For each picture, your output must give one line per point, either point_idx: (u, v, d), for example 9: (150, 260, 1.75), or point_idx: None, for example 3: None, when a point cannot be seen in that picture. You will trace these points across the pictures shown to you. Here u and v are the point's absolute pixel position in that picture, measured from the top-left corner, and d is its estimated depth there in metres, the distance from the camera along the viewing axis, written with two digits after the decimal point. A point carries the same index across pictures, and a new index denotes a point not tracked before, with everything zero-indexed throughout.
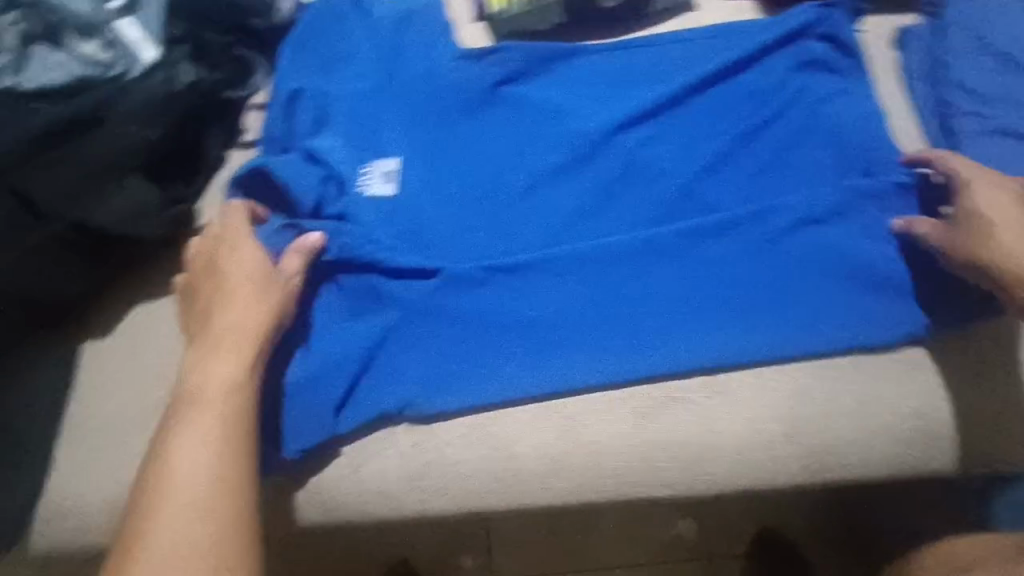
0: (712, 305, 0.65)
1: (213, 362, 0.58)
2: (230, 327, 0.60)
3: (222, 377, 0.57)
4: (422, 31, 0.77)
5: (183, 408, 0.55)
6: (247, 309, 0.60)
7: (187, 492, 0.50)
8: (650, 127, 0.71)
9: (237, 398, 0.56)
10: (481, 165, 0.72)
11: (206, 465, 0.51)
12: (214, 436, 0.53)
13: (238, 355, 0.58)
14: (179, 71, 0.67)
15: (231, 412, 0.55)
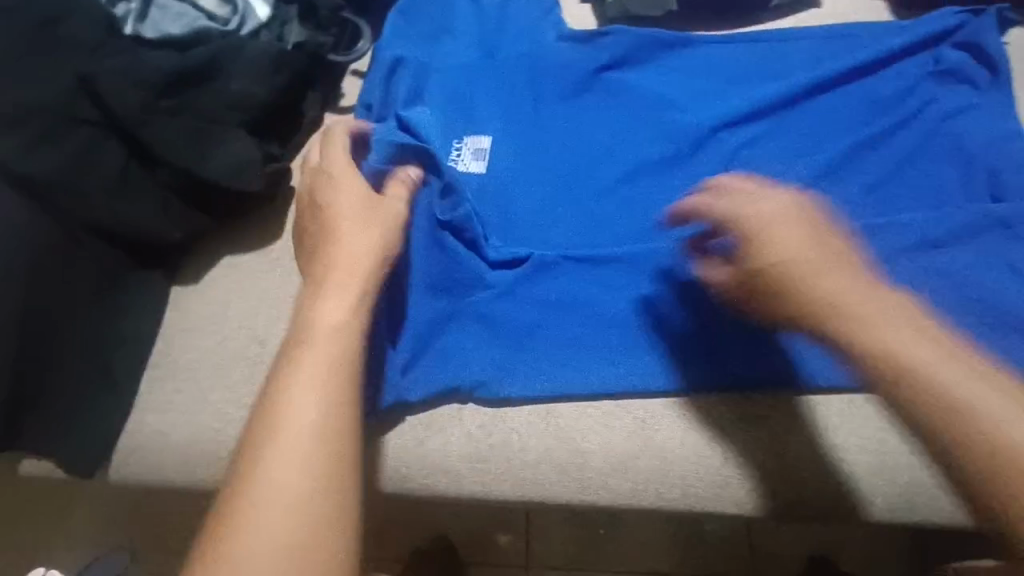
0: None
1: (330, 296, 0.52)
2: (346, 260, 0.54)
3: (339, 313, 0.51)
4: (530, 10, 0.76)
5: (300, 341, 0.49)
6: (362, 243, 0.55)
7: (300, 437, 0.45)
8: (757, 127, 0.68)
9: (350, 337, 0.50)
10: (578, 151, 0.71)
11: (315, 405, 0.46)
12: (324, 376, 0.47)
13: (355, 291, 0.52)
14: (286, 29, 0.72)
15: (344, 352, 0.49)
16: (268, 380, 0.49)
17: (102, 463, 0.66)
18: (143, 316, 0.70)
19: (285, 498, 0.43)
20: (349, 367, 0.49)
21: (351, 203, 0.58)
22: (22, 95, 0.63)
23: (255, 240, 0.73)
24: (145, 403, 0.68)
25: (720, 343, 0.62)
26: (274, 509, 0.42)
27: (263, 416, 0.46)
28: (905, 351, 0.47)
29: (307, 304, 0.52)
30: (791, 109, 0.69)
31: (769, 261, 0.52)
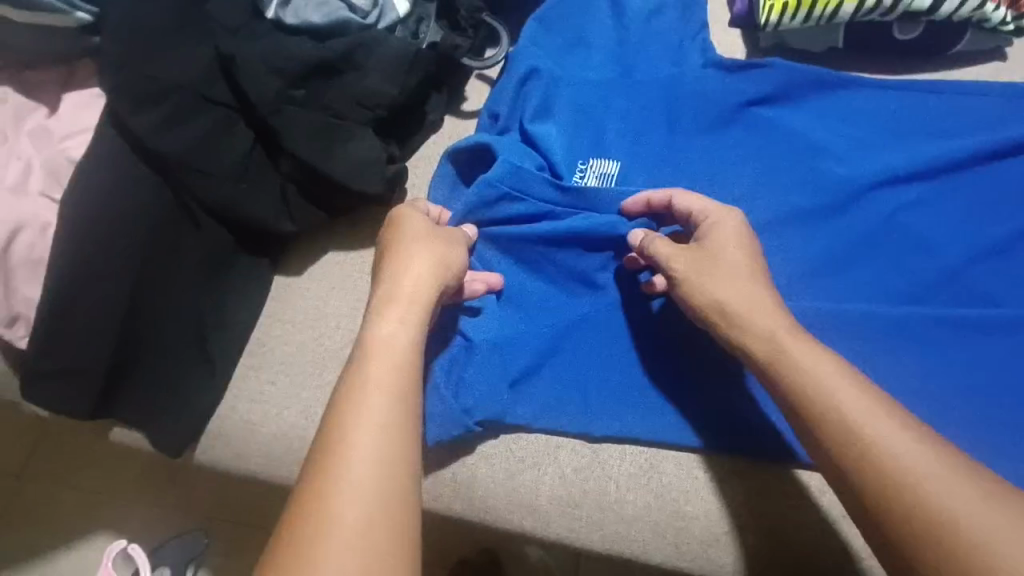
0: (964, 412, 0.55)
1: (389, 317, 0.49)
2: (407, 285, 0.51)
3: (398, 334, 0.48)
4: (675, 31, 0.71)
5: (355, 367, 0.46)
6: (423, 263, 0.52)
7: (358, 464, 0.41)
8: (920, 189, 0.62)
9: (408, 357, 0.47)
10: (712, 188, 0.65)
11: (380, 431, 0.43)
12: (387, 399, 0.44)
13: (416, 313, 0.50)
14: (423, 26, 0.70)
15: (405, 371, 0.46)
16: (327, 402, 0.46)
17: (192, 443, 0.66)
18: (246, 303, 0.69)
19: (352, 531, 0.39)
20: (410, 391, 0.46)
21: (415, 232, 0.55)
22: (155, 66, 0.61)
23: (362, 240, 0.72)
24: (237, 390, 0.68)
25: None
26: (346, 544, 0.39)
27: (326, 449, 0.42)
28: (880, 460, 0.42)
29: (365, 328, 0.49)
30: (961, 173, 0.62)
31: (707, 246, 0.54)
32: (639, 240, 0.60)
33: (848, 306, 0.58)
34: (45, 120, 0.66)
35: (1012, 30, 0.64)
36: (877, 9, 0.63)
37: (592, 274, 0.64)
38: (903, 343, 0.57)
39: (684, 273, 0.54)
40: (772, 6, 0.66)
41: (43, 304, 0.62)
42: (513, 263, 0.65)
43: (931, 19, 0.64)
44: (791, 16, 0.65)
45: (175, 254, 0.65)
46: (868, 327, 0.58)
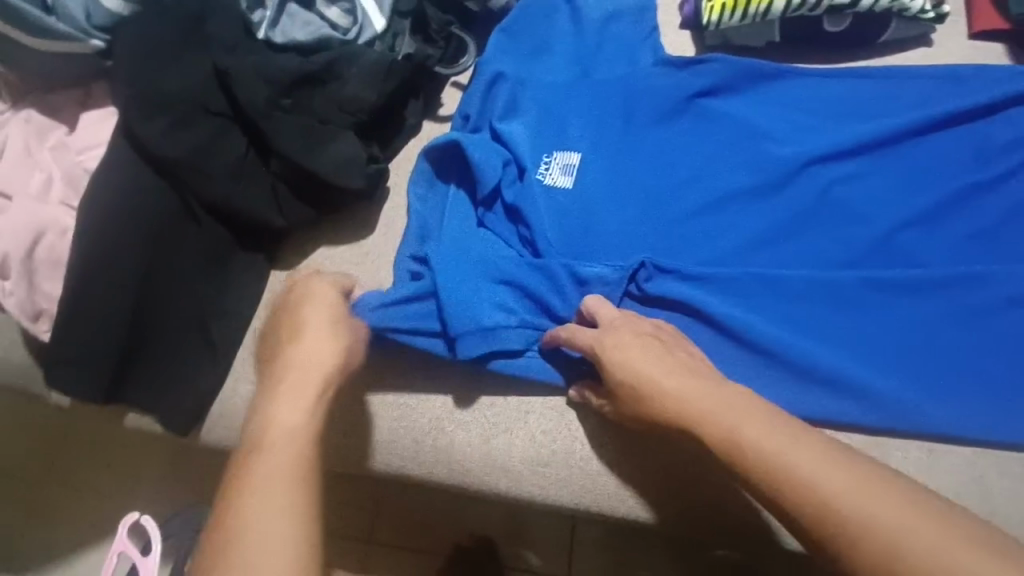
0: (892, 355, 0.60)
1: (286, 402, 0.53)
2: (301, 376, 0.54)
3: (293, 419, 0.52)
4: (629, 31, 0.78)
5: (252, 454, 0.50)
6: (322, 348, 0.56)
7: (258, 551, 0.45)
8: (851, 166, 0.67)
9: (303, 442, 0.51)
10: (664, 173, 0.71)
11: (276, 515, 0.47)
12: (286, 482, 0.48)
13: (312, 397, 0.54)
14: (399, 40, 0.77)
15: (301, 456, 0.50)
16: (224, 489, 0.49)
17: (198, 423, 0.73)
18: (243, 295, 0.75)
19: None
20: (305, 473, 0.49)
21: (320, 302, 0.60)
22: (160, 82, 0.69)
23: (350, 233, 0.79)
24: (238, 375, 0.74)
25: (802, 380, 0.60)
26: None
27: (236, 531, 0.46)
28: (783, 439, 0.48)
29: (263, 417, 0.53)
30: (890, 148, 0.67)
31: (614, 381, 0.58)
32: (578, 395, 0.64)
33: (787, 272, 0.63)
34: (65, 136, 0.74)
35: (933, 17, 0.70)
36: (805, 5, 0.70)
37: (560, 242, 0.70)
38: (837, 303, 0.62)
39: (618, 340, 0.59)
40: (712, 7, 0.72)
41: (63, 301, 0.69)
42: (491, 232, 0.72)
43: (855, 12, 0.70)
44: (729, 14, 0.72)
45: (175, 248, 0.72)
46: (804, 291, 0.63)
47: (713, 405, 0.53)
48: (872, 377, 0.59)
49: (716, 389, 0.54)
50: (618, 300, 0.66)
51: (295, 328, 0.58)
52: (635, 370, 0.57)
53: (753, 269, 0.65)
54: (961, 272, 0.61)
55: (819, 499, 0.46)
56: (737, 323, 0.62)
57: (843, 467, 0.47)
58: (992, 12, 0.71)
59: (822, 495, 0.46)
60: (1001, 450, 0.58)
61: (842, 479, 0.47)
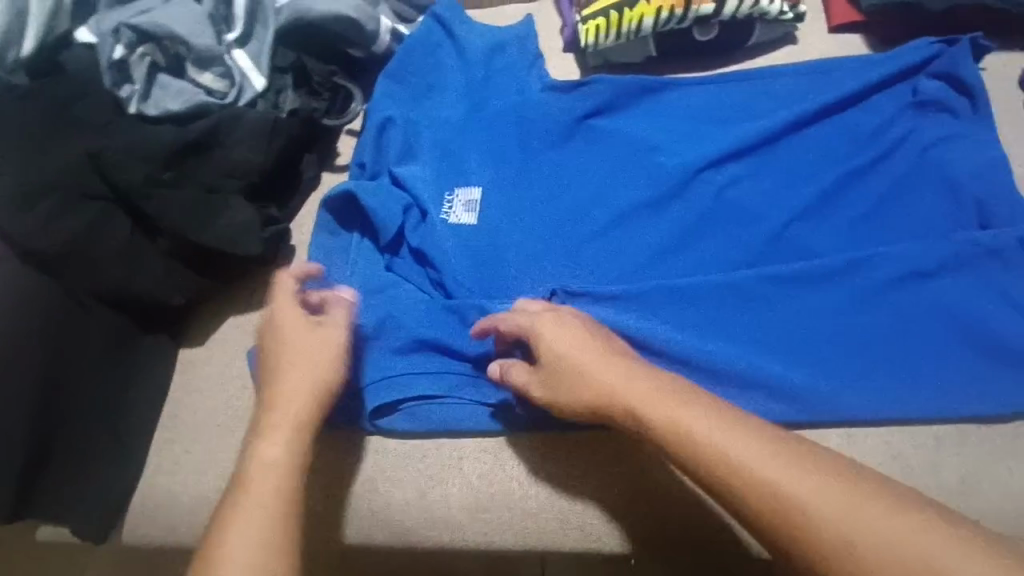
0: (801, 348, 0.62)
1: (270, 440, 0.53)
2: (282, 417, 0.54)
3: (279, 454, 0.52)
4: (513, 60, 0.79)
5: (235, 497, 0.49)
6: (304, 382, 0.57)
7: None
8: (739, 167, 0.70)
9: (284, 484, 0.50)
10: (563, 197, 0.72)
11: (259, 556, 0.46)
12: (263, 524, 0.47)
13: (295, 433, 0.54)
14: (281, 97, 0.76)
15: (281, 499, 0.49)
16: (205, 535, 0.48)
17: (118, 522, 0.67)
18: (152, 379, 0.71)
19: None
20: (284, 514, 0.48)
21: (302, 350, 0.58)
22: (31, 175, 0.66)
23: (259, 301, 0.76)
24: (156, 466, 0.70)
25: (725, 384, 0.61)
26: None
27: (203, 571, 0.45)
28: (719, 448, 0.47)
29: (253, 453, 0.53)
30: (771, 146, 0.70)
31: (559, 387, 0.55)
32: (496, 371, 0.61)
33: (693, 280, 0.64)
34: None
35: (792, 18, 0.73)
36: (672, 19, 0.72)
37: (472, 278, 0.69)
38: (742, 304, 0.63)
39: (546, 337, 0.57)
40: (588, 29, 0.74)
41: None
42: (400, 278, 0.71)
43: (720, 20, 0.73)
44: (605, 35, 0.74)
45: (68, 345, 0.66)
46: (710, 296, 0.64)
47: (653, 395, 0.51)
48: (784, 372, 0.60)
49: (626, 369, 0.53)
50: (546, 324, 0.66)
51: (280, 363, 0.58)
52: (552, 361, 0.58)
53: (660, 280, 0.66)
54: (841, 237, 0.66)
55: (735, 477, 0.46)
56: (654, 336, 0.62)
57: (757, 440, 0.47)
58: (844, 8, 0.75)
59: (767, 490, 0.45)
60: (915, 424, 0.60)
61: (758, 448, 0.47)
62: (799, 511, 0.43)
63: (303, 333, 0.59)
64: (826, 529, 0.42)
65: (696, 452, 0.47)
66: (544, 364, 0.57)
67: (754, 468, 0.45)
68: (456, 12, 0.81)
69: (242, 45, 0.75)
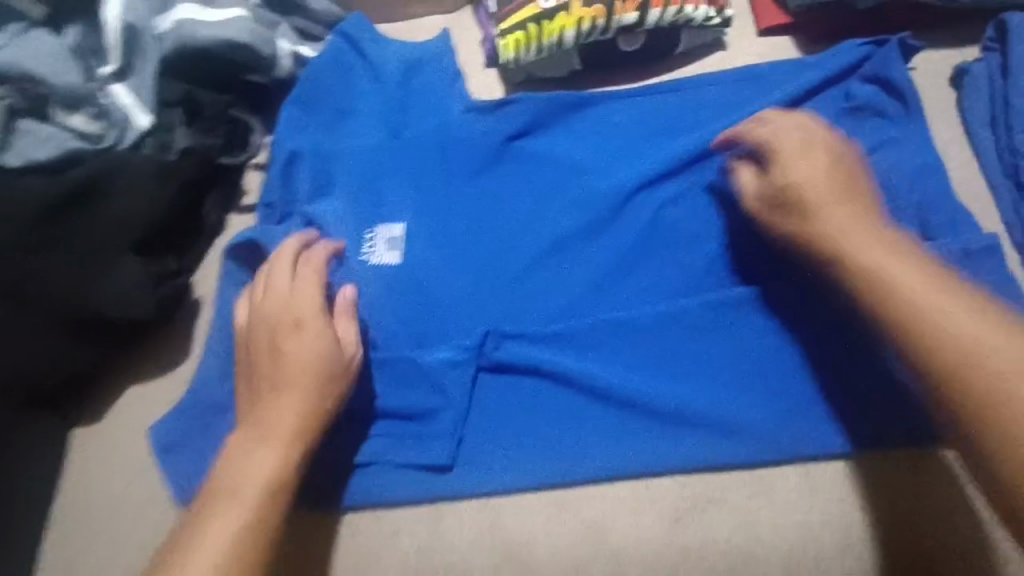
0: (755, 377, 0.57)
1: (259, 450, 0.51)
2: (274, 420, 0.53)
3: (262, 468, 0.51)
4: (431, 78, 0.73)
5: (206, 519, 0.48)
6: (291, 403, 0.53)
7: None
8: (676, 185, 0.66)
9: (259, 504, 0.49)
10: (493, 227, 0.66)
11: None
12: (220, 549, 0.46)
13: (290, 443, 0.52)
14: (173, 135, 0.65)
15: (247, 525, 0.48)
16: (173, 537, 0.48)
17: None
18: (41, 463, 0.63)
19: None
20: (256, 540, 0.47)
21: (302, 344, 0.55)
22: None
23: (160, 366, 0.67)
24: (48, 564, 0.61)
25: (675, 422, 0.57)
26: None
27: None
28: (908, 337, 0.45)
29: (237, 456, 0.52)
30: (708, 159, 0.66)
31: (794, 180, 0.54)
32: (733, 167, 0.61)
33: (634, 312, 0.60)
34: None
35: (719, 23, 0.70)
36: (594, 30, 0.67)
37: (400, 323, 0.63)
38: (692, 331, 0.59)
39: (781, 151, 0.56)
40: (507, 44, 0.69)
41: None
42: None
43: (644, 29, 0.69)
44: (524, 50, 0.69)
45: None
46: (654, 327, 0.60)
47: (857, 224, 0.51)
48: (736, 407, 0.57)
49: (850, 206, 0.52)
50: (494, 352, 0.60)
51: (280, 351, 0.55)
52: (773, 151, 0.57)
53: (604, 313, 0.62)
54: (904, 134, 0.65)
55: (925, 325, 0.45)
56: (595, 379, 0.58)
57: (937, 288, 0.46)
58: (771, 10, 0.72)
59: (948, 358, 0.44)
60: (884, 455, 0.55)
61: (916, 275, 0.48)
62: (1001, 377, 0.41)
63: (296, 343, 0.55)
64: (981, 371, 0.42)
65: (892, 300, 0.47)
66: (769, 157, 0.57)
67: (946, 322, 0.44)
68: (365, 30, 0.74)
69: (122, 78, 0.64)
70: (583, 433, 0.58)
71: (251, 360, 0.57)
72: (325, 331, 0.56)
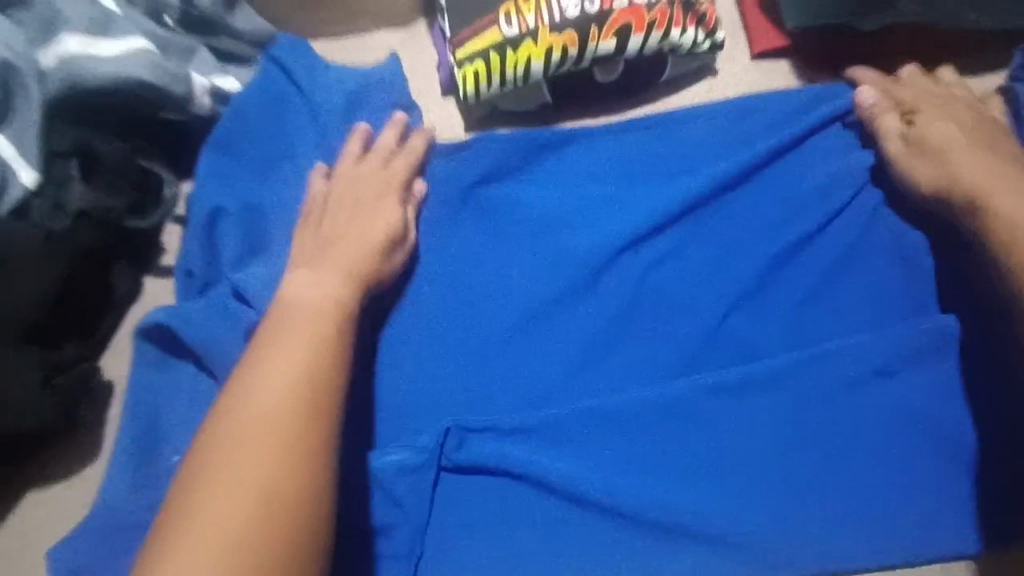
0: (752, 475, 0.52)
1: (313, 280, 0.50)
2: (340, 247, 0.52)
3: (321, 290, 0.49)
4: (379, 115, 0.62)
5: (271, 325, 0.46)
6: (347, 251, 0.52)
7: (259, 432, 0.40)
8: (663, 244, 0.57)
9: (327, 323, 0.46)
10: (456, 293, 0.57)
11: (279, 403, 0.41)
12: (291, 360, 0.43)
13: (344, 275, 0.51)
14: (66, 193, 0.55)
15: (313, 359, 0.44)
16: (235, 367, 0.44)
17: None
18: None
19: (222, 520, 0.36)
20: (322, 380, 0.43)
21: (390, 210, 0.55)
22: None
23: (64, 469, 0.57)
24: None
25: (666, 527, 0.51)
26: (242, 469, 0.38)
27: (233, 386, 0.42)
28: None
29: (320, 253, 0.52)
30: (700, 209, 0.58)
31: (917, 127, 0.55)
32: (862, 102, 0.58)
33: (619, 400, 0.53)
34: None
35: (709, 48, 0.61)
36: (566, 61, 0.58)
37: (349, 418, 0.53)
38: (687, 422, 0.53)
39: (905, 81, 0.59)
40: (465, 76, 0.59)
41: None
42: None
43: (624, 58, 0.59)
44: (486, 82, 0.59)
45: None
46: (642, 416, 0.53)
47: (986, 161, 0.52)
48: (731, 512, 0.51)
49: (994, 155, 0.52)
50: (459, 450, 0.52)
51: (368, 202, 0.55)
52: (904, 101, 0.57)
53: (586, 399, 0.54)
54: (981, 120, 0.56)
55: None
56: (575, 483, 0.52)
57: None
58: (768, 30, 0.63)
59: None
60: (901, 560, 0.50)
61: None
62: None
63: (371, 209, 0.55)
64: None
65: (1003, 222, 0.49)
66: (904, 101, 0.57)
67: None
68: (297, 58, 0.62)
69: None
70: (566, 541, 0.51)
71: (312, 214, 0.56)
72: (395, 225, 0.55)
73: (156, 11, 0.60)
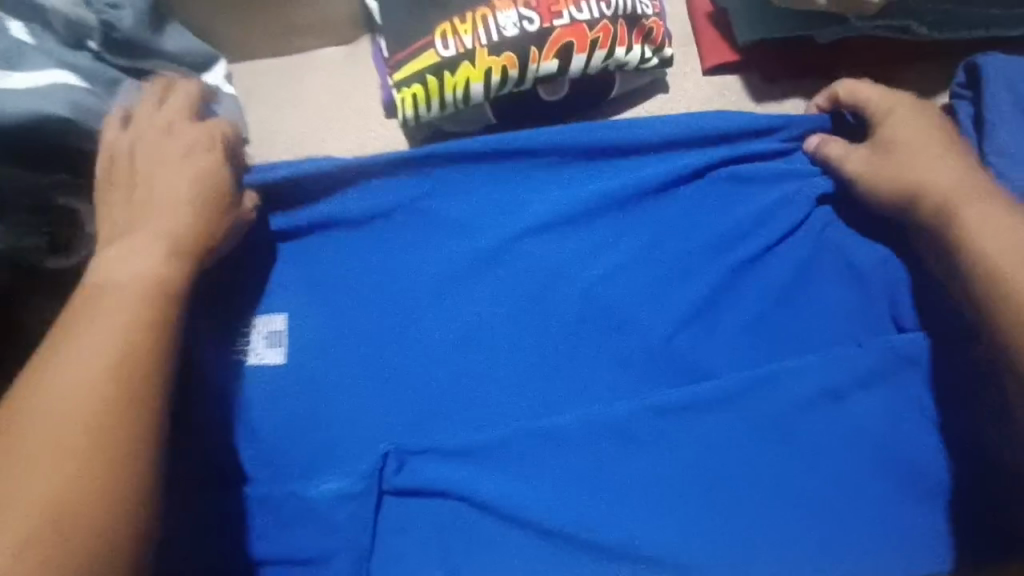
0: (713, 496, 0.49)
1: (121, 249, 0.43)
2: (145, 205, 0.45)
3: (140, 262, 0.42)
4: None
5: (85, 297, 0.41)
6: (161, 203, 0.45)
7: (67, 408, 0.36)
8: (608, 260, 0.55)
9: (137, 292, 0.41)
10: (390, 314, 0.53)
11: (96, 374, 0.38)
12: (104, 330, 0.39)
13: (154, 236, 0.44)
14: None
15: (131, 324, 0.40)
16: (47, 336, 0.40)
17: None
18: None
19: (32, 493, 0.34)
20: (134, 357, 0.39)
21: (196, 167, 0.47)
22: None
23: None
24: None
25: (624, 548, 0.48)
26: (45, 463, 0.35)
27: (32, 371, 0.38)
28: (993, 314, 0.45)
29: (144, 212, 0.45)
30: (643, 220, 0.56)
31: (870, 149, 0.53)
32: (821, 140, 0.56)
33: (567, 421, 0.50)
34: None
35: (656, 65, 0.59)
36: (506, 82, 0.56)
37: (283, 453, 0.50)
38: (641, 441, 0.50)
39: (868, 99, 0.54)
40: (403, 99, 0.56)
41: None
42: None
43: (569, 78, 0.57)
44: (425, 106, 0.56)
45: None
46: (594, 439, 0.50)
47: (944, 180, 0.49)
48: (693, 534, 0.49)
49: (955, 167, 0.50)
50: (400, 474, 0.49)
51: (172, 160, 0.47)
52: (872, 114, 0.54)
53: (532, 421, 0.51)
54: None
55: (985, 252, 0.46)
56: (525, 510, 0.49)
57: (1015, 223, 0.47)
58: (717, 44, 0.62)
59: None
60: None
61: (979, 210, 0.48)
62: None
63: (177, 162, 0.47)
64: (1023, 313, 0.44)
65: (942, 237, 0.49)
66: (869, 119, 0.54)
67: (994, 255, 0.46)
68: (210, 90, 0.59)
69: None
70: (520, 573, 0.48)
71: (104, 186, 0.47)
72: (212, 181, 0.47)
73: (80, 35, 0.54)
